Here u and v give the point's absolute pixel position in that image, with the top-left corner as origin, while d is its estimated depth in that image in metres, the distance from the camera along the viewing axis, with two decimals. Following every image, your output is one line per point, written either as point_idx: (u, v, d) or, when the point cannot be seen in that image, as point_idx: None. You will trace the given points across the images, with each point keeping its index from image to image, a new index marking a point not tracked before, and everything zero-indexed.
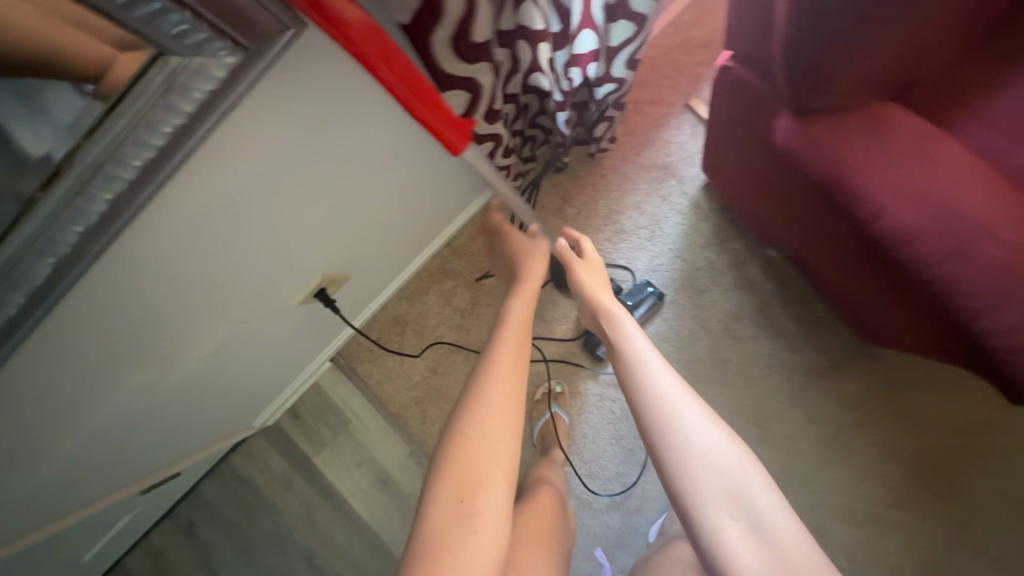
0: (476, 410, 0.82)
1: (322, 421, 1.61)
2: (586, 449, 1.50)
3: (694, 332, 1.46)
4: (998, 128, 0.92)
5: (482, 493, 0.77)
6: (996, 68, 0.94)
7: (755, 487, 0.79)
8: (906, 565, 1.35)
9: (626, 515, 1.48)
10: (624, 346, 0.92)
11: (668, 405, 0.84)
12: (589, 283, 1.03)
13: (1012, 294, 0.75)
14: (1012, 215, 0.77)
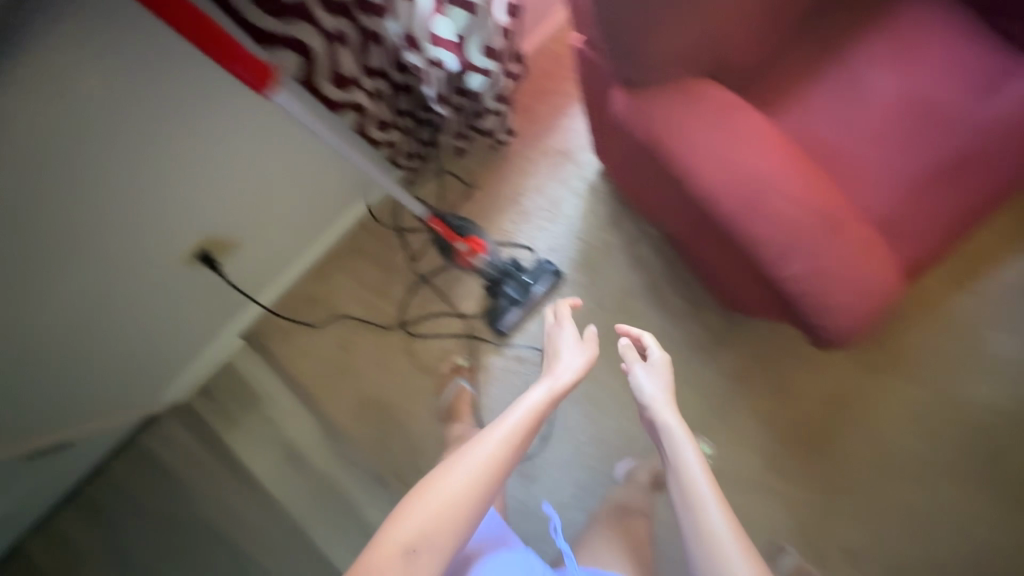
0: (463, 478, 0.81)
1: (231, 396, 1.61)
2: (490, 420, 1.57)
3: (589, 308, 1.55)
4: (824, 115, 1.04)
5: (431, 545, 0.75)
6: (808, 59, 1.06)
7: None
8: (777, 524, 1.46)
9: (526, 486, 1.55)
10: (683, 472, 0.92)
11: (711, 545, 0.84)
12: (658, 391, 1.02)
13: (807, 255, 0.86)
14: (806, 182, 0.88)
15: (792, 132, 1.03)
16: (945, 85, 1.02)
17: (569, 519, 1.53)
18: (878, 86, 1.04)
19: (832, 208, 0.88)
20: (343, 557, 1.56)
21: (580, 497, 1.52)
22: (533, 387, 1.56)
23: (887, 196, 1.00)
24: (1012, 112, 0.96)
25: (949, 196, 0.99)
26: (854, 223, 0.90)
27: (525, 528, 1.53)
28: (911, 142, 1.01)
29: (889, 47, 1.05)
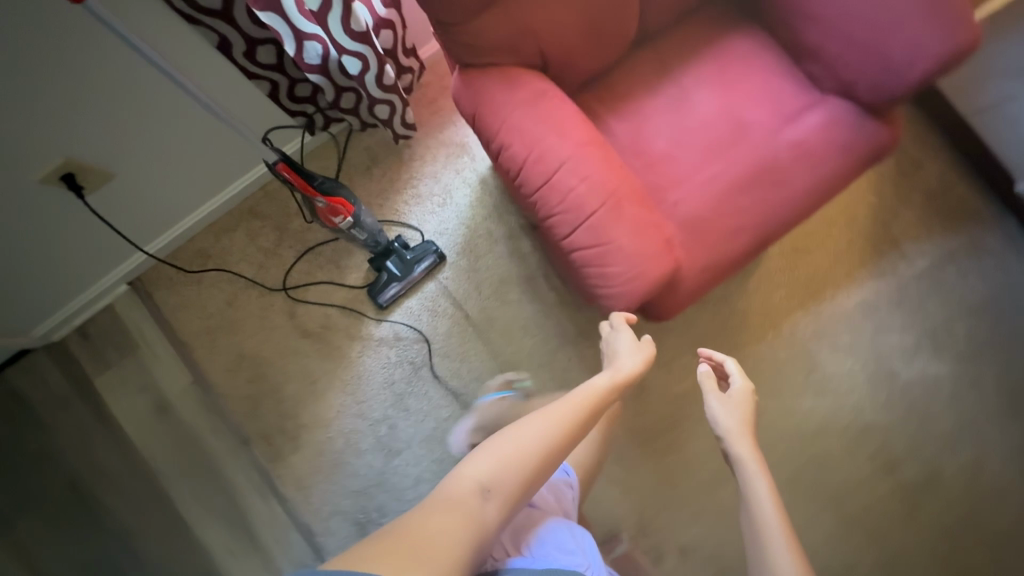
0: (524, 438, 0.74)
1: (109, 342, 1.63)
2: (360, 390, 1.61)
3: (468, 291, 1.63)
4: (650, 125, 1.18)
5: (494, 494, 0.70)
6: (644, 75, 1.20)
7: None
8: (620, 516, 1.53)
9: (387, 457, 1.60)
10: (752, 514, 0.82)
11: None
12: (730, 423, 0.92)
13: (595, 230, 0.96)
14: (606, 167, 0.98)
15: (621, 137, 1.18)
16: (757, 109, 1.16)
17: (423, 494, 1.59)
18: (700, 104, 1.18)
19: (625, 192, 0.98)
20: (199, 514, 1.57)
21: (436, 474, 1.59)
22: (405, 363, 1.62)
23: (694, 198, 1.13)
24: (795, 140, 1.13)
25: (745, 205, 1.12)
26: (649, 208, 1.00)
27: (381, 499, 1.59)
28: (723, 156, 1.15)
29: (715, 71, 1.18)
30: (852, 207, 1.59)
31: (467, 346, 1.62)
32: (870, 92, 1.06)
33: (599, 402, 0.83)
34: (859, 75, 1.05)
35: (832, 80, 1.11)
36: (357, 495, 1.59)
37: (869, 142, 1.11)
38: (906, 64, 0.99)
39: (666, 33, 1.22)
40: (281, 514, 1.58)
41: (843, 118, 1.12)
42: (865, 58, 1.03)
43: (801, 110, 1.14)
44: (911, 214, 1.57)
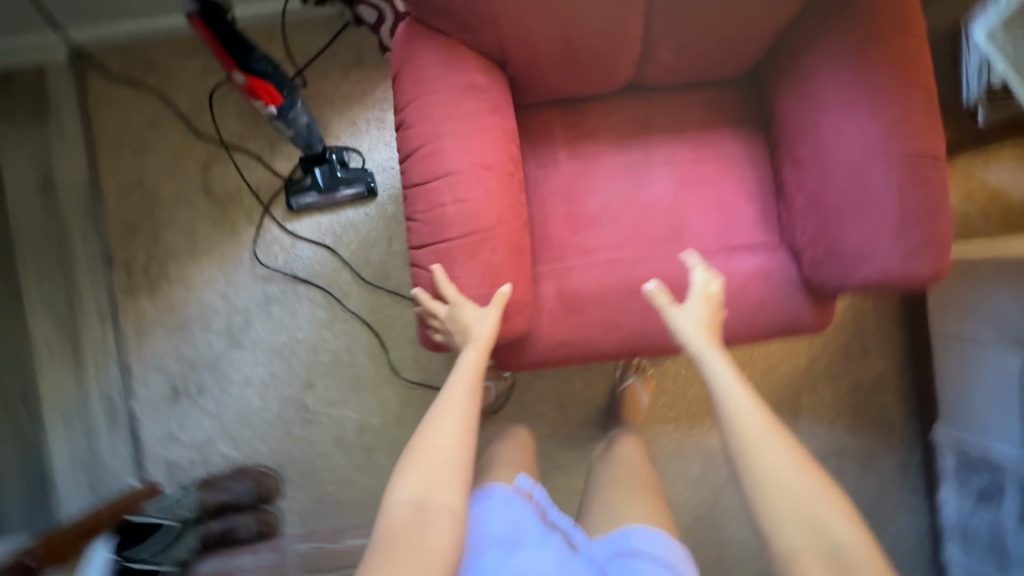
0: (422, 445, 0.79)
1: (26, 100, 1.56)
2: (235, 274, 1.58)
3: (380, 238, 1.56)
4: (594, 181, 1.10)
5: (432, 504, 0.75)
6: (619, 126, 1.12)
7: (835, 524, 0.73)
8: None
9: (228, 345, 1.57)
10: (720, 394, 0.84)
11: (742, 441, 0.80)
12: (696, 328, 0.91)
13: (439, 256, 0.93)
14: (493, 201, 0.92)
15: (562, 177, 1.10)
16: (703, 223, 1.08)
17: (245, 396, 1.58)
18: (656, 188, 1.10)
19: (496, 236, 0.92)
20: (37, 302, 1.55)
21: (266, 384, 1.57)
22: (288, 271, 1.57)
23: (589, 276, 1.06)
24: (719, 274, 1.03)
25: (631, 310, 1.05)
26: (517, 264, 0.96)
27: (205, 379, 1.58)
28: (644, 247, 1.08)
29: (689, 162, 1.10)
30: (779, 357, 1.48)
31: (351, 287, 1.56)
32: (810, 271, 1.01)
33: (474, 373, 0.87)
34: (811, 247, 1.00)
35: (789, 235, 1.05)
36: (186, 364, 1.58)
37: (788, 314, 1.04)
38: (855, 263, 0.94)
39: (670, 95, 1.13)
40: (112, 345, 1.58)
41: (778, 277, 1.03)
42: (823, 236, 0.97)
43: (743, 247, 1.06)
44: (827, 394, 1.48)
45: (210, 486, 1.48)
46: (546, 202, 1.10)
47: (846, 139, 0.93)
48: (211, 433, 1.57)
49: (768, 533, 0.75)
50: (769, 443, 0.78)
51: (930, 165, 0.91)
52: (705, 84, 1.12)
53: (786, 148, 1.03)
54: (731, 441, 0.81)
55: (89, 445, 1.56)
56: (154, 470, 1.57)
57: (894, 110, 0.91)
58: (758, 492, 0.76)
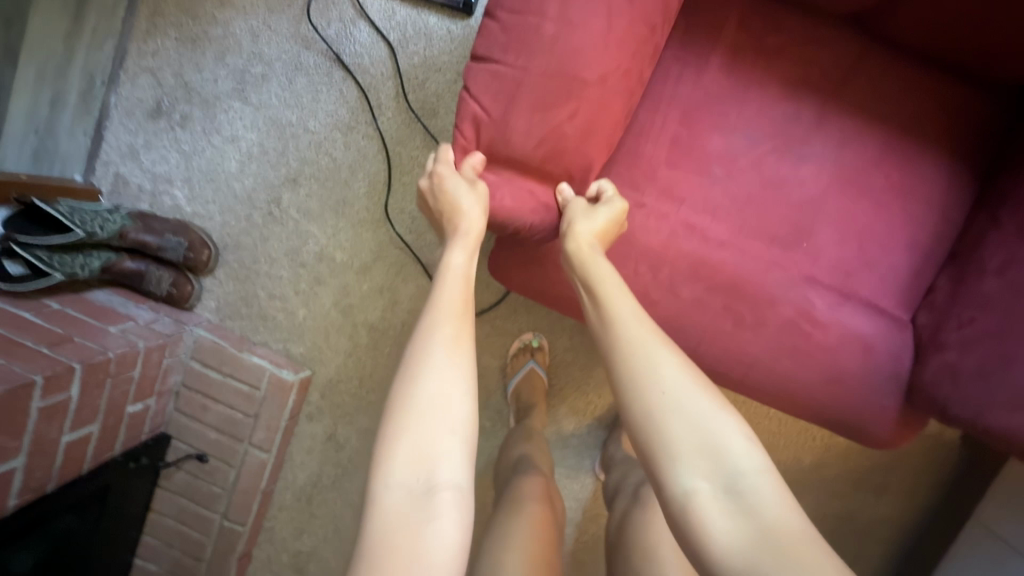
0: (415, 388, 0.66)
1: None
2: (276, 19, 1.31)
3: (446, 69, 1.28)
4: (726, 113, 0.93)
5: (436, 475, 0.62)
6: (815, 73, 0.93)
7: (736, 450, 0.59)
8: (327, 356, 1.39)
9: (232, 91, 1.34)
10: (602, 311, 0.74)
11: (620, 359, 0.68)
12: (586, 234, 0.81)
13: (496, 78, 0.78)
14: (598, 49, 0.77)
15: (696, 88, 0.93)
16: (831, 244, 0.93)
17: (224, 154, 1.36)
18: (804, 168, 0.93)
19: (578, 94, 0.78)
20: None
21: (251, 155, 1.35)
22: (332, 48, 1.30)
23: (657, 225, 0.90)
24: (815, 311, 0.89)
25: (677, 294, 0.87)
26: (581, 143, 0.82)
27: (193, 110, 1.36)
28: (746, 216, 0.93)
29: (860, 165, 0.93)
30: (786, 438, 1.24)
31: (390, 101, 1.30)
32: (933, 377, 0.85)
33: (464, 294, 0.77)
34: (959, 352, 0.84)
35: (932, 323, 0.90)
36: (182, 85, 1.36)
37: (865, 412, 0.88)
38: (1009, 401, 0.77)
39: (900, 78, 0.92)
40: (119, 24, 1.35)
41: (879, 352, 0.88)
42: (987, 350, 0.81)
43: (858, 301, 0.92)
44: (809, 506, 1.25)
45: (140, 220, 1.30)
46: (665, 112, 0.93)
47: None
48: (177, 171, 1.38)
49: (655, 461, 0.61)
50: (657, 359, 0.66)
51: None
52: (952, 86, 0.91)
53: (1011, 217, 0.85)
54: (612, 359, 0.70)
55: (49, 115, 1.28)
56: (101, 176, 1.41)
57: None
58: (638, 409, 0.64)
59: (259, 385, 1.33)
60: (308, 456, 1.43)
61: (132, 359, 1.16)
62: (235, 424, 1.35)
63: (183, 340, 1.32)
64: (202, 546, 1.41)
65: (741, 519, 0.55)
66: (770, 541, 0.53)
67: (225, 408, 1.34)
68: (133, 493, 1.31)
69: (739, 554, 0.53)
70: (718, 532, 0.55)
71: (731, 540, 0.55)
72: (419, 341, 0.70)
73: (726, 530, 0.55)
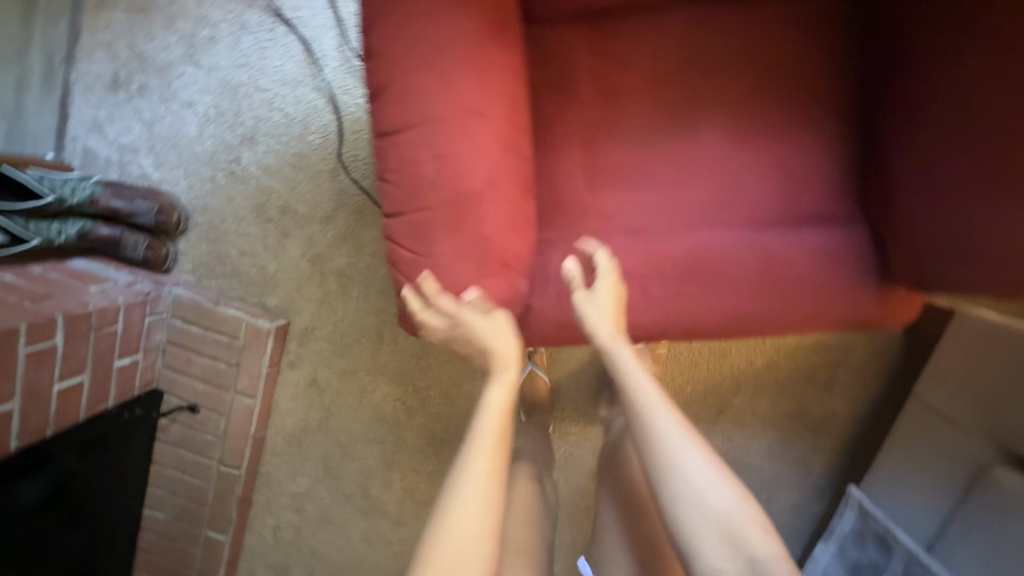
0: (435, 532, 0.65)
1: None
2: None
3: None
4: (600, 92, 0.91)
5: None
6: (673, 41, 0.90)
7: (755, 537, 0.65)
8: (301, 307, 1.46)
9: (184, 56, 1.39)
10: (633, 396, 0.74)
11: (651, 449, 0.70)
12: (605, 324, 0.78)
13: (409, 196, 0.77)
14: (483, 152, 0.76)
15: (566, 51, 0.90)
16: (761, 187, 0.91)
17: (184, 119, 1.42)
18: (702, 143, 0.91)
19: (481, 202, 0.77)
20: None
21: (210, 118, 1.41)
22: (273, 6, 1.35)
23: (605, 250, 0.87)
24: (770, 251, 0.86)
25: (649, 295, 0.86)
26: (502, 232, 0.78)
27: (149, 78, 1.41)
28: (664, 195, 0.92)
29: (754, 121, 0.90)
30: (738, 343, 1.30)
31: (333, 51, 1.35)
32: (901, 263, 0.86)
33: (502, 429, 0.72)
34: (911, 232, 0.84)
35: (880, 211, 0.89)
36: (136, 55, 1.41)
37: (854, 308, 0.88)
38: (969, 257, 0.79)
39: (761, 28, 0.89)
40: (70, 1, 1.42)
41: (846, 261, 0.88)
42: (937, 225, 0.81)
43: (807, 223, 0.91)
44: (765, 404, 1.32)
45: (110, 187, 1.36)
46: (563, 44, 0.90)
47: (1017, 83, 0.74)
48: (144, 138, 1.44)
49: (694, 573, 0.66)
50: (682, 452, 0.69)
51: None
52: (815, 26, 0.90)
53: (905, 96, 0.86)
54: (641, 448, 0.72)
55: (14, 95, 1.39)
56: (71, 151, 1.45)
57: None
58: (664, 501, 0.68)
59: (237, 335, 1.42)
60: (294, 402, 1.51)
61: (113, 313, 1.25)
62: (220, 374, 1.44)
63: (162, 299, 1.41)
64: (203, 491, 1.51)
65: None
66: None
67: (209, 360, 1.43)
68: (134, 440, 1.41)
69: None
70: None
71: None
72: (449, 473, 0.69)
73: None
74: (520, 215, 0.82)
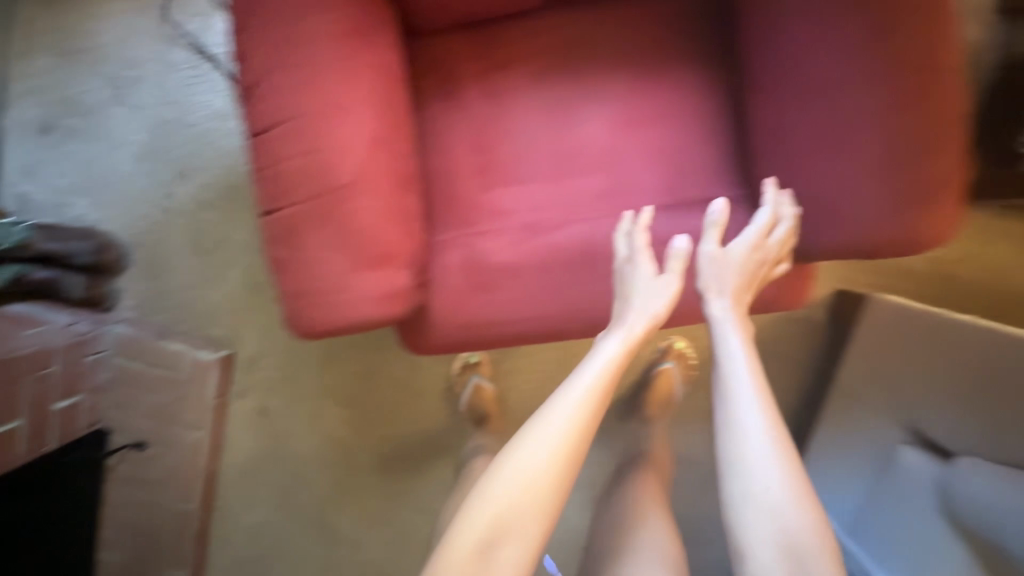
0: (504, 469, 0.73)
1: None
2: (140, 24, 1.40)
3: None
4: (480, 94, 0.92)
5: (508, 541, 0.71)
6: (546, 40, 0.92)
7: (812, 554, 0.71)
8: (245, 336, 1.47)
9: (113, 97, 1.41)
10: (734, 387, 0.79)
11: (735, 443, 0.76)
12: (731, 303, 0.82)
13: (281, 178, 0.75)
14: (365, 156, 0.75)
15: (450, 62, 0.92)
16: (648, 172, 0.91)
17: (116, 158, 1.43)
18: (584, 132, 0.91)
19: (349, 196, 0.74)
20: None
21: (142, 155, 1.43)
22: (196, 42, 1.38)
23: (498, 246, 0.87)
24: (656, 233, 0.85)
25: (541, 294, 0.87)
26: (377, 228, 0.76)
27: (79, 121, 1.43)
28: (550, 186, 0.91)
29: (633, 109, 0.91)
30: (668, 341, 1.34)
31: None
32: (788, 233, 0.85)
33: (600, 396, 0.76)
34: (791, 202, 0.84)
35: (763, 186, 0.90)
36: (65, 99, 1.43)
37: None
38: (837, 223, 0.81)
39: (633, 20, 0.91)
40: None
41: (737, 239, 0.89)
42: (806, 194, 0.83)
43: (698, 204, 0.90)
44: (704, 400, 1.35)
45: (43, 230, 1.32)
46: (448, 58, 0.92)
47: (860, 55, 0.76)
48: (77, 180, 1.45)
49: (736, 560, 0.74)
50: (768, 462, 0.74)
51: (943, 86, 0.75)
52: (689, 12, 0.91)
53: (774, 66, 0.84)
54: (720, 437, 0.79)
55: None
56: (6, 197, 1.46)
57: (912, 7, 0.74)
58: (737, 496, 0.74)
59: (179, 368, 1.43)
60: (245, 431, 1.52)
61: (45, 358, 1.25)
62: (165, 409, 1.44)
63: (102, 338, 1.41)
64: (156, 528, 1.49)
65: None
66: None
67: (153, 396, 1.43)
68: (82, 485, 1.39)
69: None
70: None
71: None
72: (529, 423, 0.76)
73: None
74: (398, 210, 0.79)
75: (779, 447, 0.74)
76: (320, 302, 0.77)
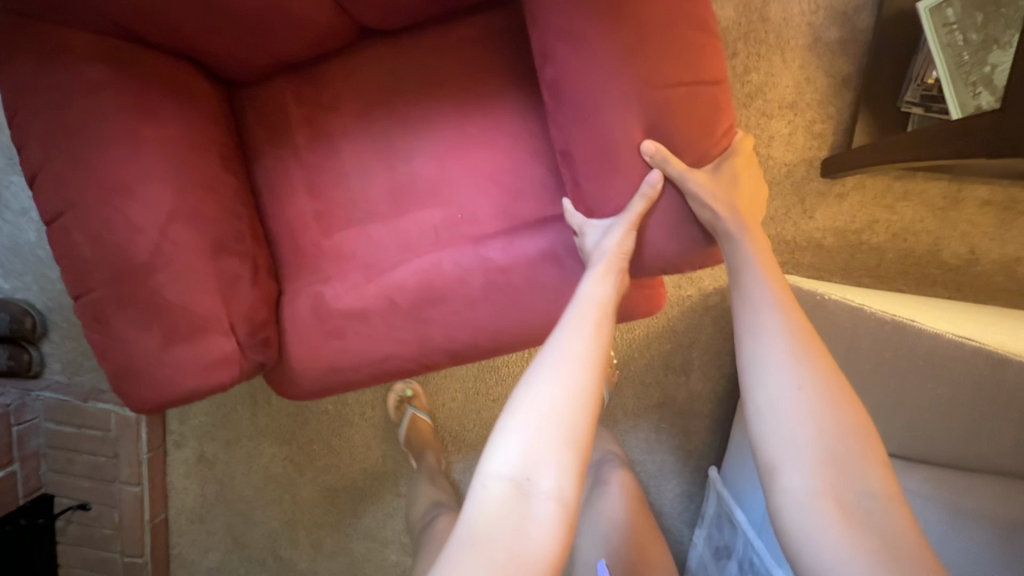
0: (528, 391, 0.70)
1: None
2: None
3: None
4: (308, 149, 0.98)
5: (541, 470, 0.65)
6: (356, 89, 0.96)
7: (869, 469, 0.69)
8: None
9: (8, 166, 1.41)
10: (755, 306, 0.81)
11: (763, 357, 0.77)
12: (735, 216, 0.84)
13: (95, 271, 0.81)
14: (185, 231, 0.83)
15: (276, 121, 0.98)
16: (478, 201, 0.96)
17: (21, 227, 1.44)
18: (414, 170, 0.97)
19: (152, 272, 0.81)
20: None
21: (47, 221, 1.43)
22: None
23: (346, 290, 0.93)
24: (490, 261, 0.91)
25: (394, 330, 0.91)
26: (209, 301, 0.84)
27: None
28: (393, 226, 0.98)
29: (451, 142, 0.96)
30: None
31: None
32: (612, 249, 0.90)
33: (600, 315, 0.78)
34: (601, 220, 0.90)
35: None
36: None
37: None
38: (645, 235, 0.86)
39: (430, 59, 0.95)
40: None
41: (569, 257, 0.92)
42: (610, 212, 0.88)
43: (528, 227, 0.95)
44: (630, 400, 1.32)
45: None
46: (272, 117, 0.98)
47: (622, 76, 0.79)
48: None
49: (765, 454, 0.73)
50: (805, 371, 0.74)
51: (692, 93, 0.80)
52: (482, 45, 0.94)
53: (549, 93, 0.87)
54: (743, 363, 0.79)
55: None
56: None
57: (655, 28, 0.78)
58: (760, 411, 0.74)
59: (109, 428, 1.42)
60: (187, 479, 1.52)
61: None
62: (101, 468, 1.44)
63: (30, 406, 1.41)
64: None
65: (856, 537, 0.65)
66: (892, 551, 0.64)
67: (89, 456, 1.44)
68: (29, 551, 1.41)
69: (855, 553, 0.64)
70: (844, 538, 0.65)
71: (843, 543, 0.65)
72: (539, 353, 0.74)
73: (842, 540, 0.65)
74: (218, 279, 0.87)
75: (799, 351, 0.75)
76: (170, 372, 0.83)
